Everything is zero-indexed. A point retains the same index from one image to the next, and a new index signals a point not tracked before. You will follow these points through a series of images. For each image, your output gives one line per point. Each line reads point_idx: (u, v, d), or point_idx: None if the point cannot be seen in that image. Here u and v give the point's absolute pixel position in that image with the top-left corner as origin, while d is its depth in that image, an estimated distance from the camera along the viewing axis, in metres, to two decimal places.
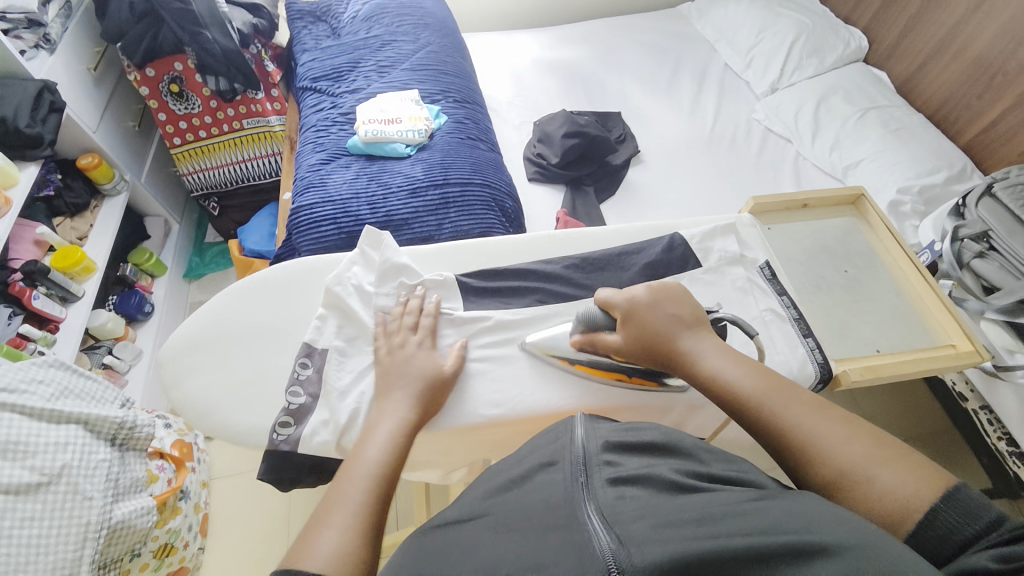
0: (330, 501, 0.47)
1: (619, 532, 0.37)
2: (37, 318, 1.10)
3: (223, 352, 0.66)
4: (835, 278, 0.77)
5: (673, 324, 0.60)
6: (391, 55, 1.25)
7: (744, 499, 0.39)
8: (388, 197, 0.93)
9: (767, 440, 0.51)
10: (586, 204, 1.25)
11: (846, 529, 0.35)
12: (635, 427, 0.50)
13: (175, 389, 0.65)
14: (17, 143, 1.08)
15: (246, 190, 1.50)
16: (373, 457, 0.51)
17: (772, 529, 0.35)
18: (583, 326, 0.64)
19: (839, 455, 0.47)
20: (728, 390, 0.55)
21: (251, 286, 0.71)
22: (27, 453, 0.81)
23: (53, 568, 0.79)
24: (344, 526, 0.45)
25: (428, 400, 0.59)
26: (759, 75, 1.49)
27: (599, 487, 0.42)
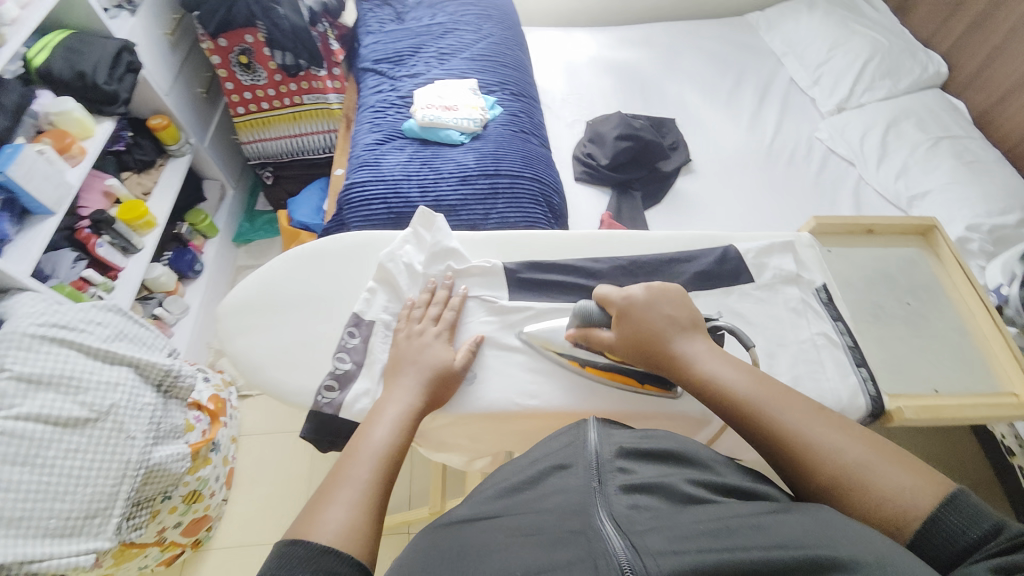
0: (337, 477, 0.49)
1: (634, 541, 0.37)
2: (100, 265, 1.17)
3: (276, 313, 0.69)
4: (895, 309, 0.73)
5: (669, 326, 0.58)
6: (453, 43, 1.26)
7: (755, 514, 0.40)
8: (439, 182, 0.94)
9: (763, 441, 0.51)
10: (631, 208, 1.23)
11: (854, 546, 0.36)
12: (653, 435, 0.51)
13: (229, 342, 0.68)
14: (94, 98, 1.13)
15: (300, 164, 1.55)
16: (383, 438, 0.53)
17: (780, 544, 0.36)
18: (578, 320, 0.62)
19: (839, 459, 0.47)
20: (725, 394, 0.54)
21: (301, 256, 0.73)
22: (79, 388, 0.87)
23: (90, 500, 0.84)
24: (352, 502, 0.47)
25: (439, 391, 0.59)
26: (826, 92, 1.43)
27: (614, 494, 0.43)
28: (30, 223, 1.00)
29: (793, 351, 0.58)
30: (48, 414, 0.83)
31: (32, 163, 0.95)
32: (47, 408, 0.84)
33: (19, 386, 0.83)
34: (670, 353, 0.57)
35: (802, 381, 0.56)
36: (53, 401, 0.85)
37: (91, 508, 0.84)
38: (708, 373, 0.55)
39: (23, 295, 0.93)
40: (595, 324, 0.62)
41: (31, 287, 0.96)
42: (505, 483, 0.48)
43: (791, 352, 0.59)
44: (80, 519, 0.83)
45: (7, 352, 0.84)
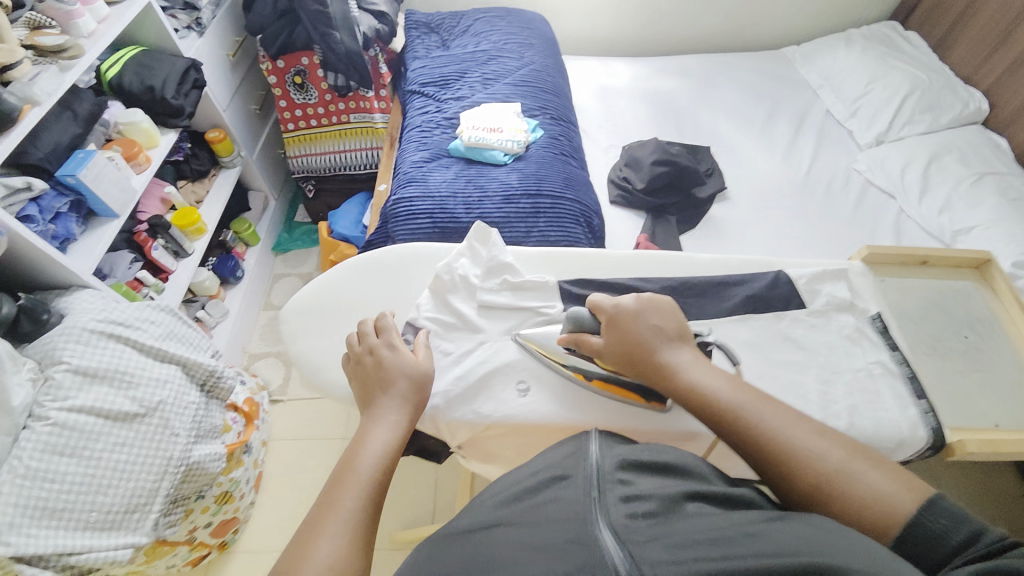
0: (326, 508, 0.48)
1: (634, 553, 0.37)
2: (153, 266, 1.23)
3: (340, 317, 0.72)
4: (953, 342, 0.72)
5: (655, 335, 0.58)
6: (497, 69, 1.32)
7: (755, 521, 0.39)
8: (483, 200, 0.97)
9: (745, 450, 0.50)
10: (665, 232, 1.25)
11: (857, 556, 0.34)
12: (648, 446, 0.50)
13: (292, 343, 0.71)
14: (162, 111, 1.21)
15: (342, 178, 1.60)
16: (366, 465, 0.52)
17: (786, 553, 0.35)
18: (570, 325, 0.64)
19: (819, 462, 0.47)
20: (709, 401, 0.53)
21: (360, 266, 0.77)
22: (132, 383, 0.89)
23: (133, 494, 0.86)
24: (336, 534, 0.46)
25: (416, 411, 0.59)
26: (863, 125, 1.44)
27: (612, 503, 0.42)
28: (95, 223, 1.06)
29: (849, 378, 0.59)
30: (100, 407, 0.85)
31: (102, 168, 1.01)
32: (100, 400, 0.85)
33: (75, 379, 0.84)
34: (656, 361, 0.57)
35: (859, 411, 0.56)
36: (106, 394, 0.86)
37: (131, 502, 0.85)
38: (692, 380, 0.55)
39: (83, 292, 0.96)
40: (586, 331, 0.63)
41: (91, 285, 1.00)
42: (503, 492, 0.47)
43: (847, 379, 0.59)
44: (121, 512, 0.84)
45: (67, 345, 0.86)
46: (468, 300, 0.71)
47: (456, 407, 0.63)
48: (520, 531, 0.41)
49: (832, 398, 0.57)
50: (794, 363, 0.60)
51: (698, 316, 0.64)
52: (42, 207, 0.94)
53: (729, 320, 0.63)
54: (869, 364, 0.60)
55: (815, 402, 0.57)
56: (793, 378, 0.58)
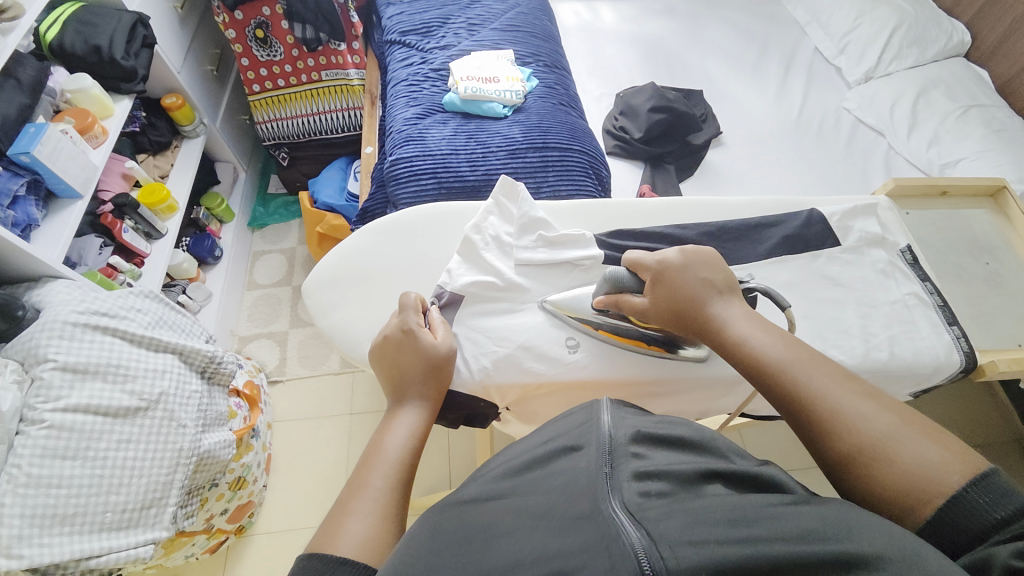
0: (353, 487, 0.47)
1: (652, 533, 0.30)
2: (125, 250, 1.13)
3: (365, 286, 0.69)
4: (975, 268, 0.81)
5: (704, 289, 0.56)
6: (482, 13, 1.22)
7: (776, 502, 0.33)
8: (487, 156, 0.93)
9: (783, 407, 0.47)
10: (666, 181, 1.22)
11: (889, 535, 0.31)
12: (665, 420, 0.42)
13: (323, 318, 0.68)
14: (112, 74, 1.07)
15: (319, 143, 1.49)
16: (395, 447, 0.50)
17: (814, 535, 0.30)
18: (608, 286, 0.61)
19: (864, 426, 0.42)
20: (748, 355, 0.51)
21: (381, 231, 0.73)
22: (128, 376, 0.83)
23: (146, 490, 0.81)
24: (368, 511, 0.44)
25: (438, 396, 0.57)
26: (853, 62, 1.42)
27: (625, 480, 0.35)
28: (56, 206, 0.95)
29: (885, 310, 0.61)
30: (97, 404, 0.79)
31: (58, 142, 0.90)
32: (96, 397, 0.79)
33: (64, 376, 0.78)
34: (697, 312, 0.55)
35: (898, 341, 0.59)
36: (102, 390, 0.80)
37: (146, 498, 0.81)
38: (733, 333, 0.52)
39: (56, 283, 0.88)
40: (625, 289, 0.60)
41: (65, 274, 0.91)
42: (502, 465, 0.42)
43: (883, 312, 0.61)
44: (137, 509, 0.80)
45: (50, 341, 0.79)
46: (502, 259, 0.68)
47: (500, 371, 0.61)
48: (524, 502, 0.36)
49: (872, 330, 0.59)
50: (832, 301, 0.61)
51: (737, 261, 0.64)
52: None
53: (767, 263, 0.64)
54: (902, 296, 0.62)
55: (857, 335, 0.59)
56: (834, 314, 0.60)
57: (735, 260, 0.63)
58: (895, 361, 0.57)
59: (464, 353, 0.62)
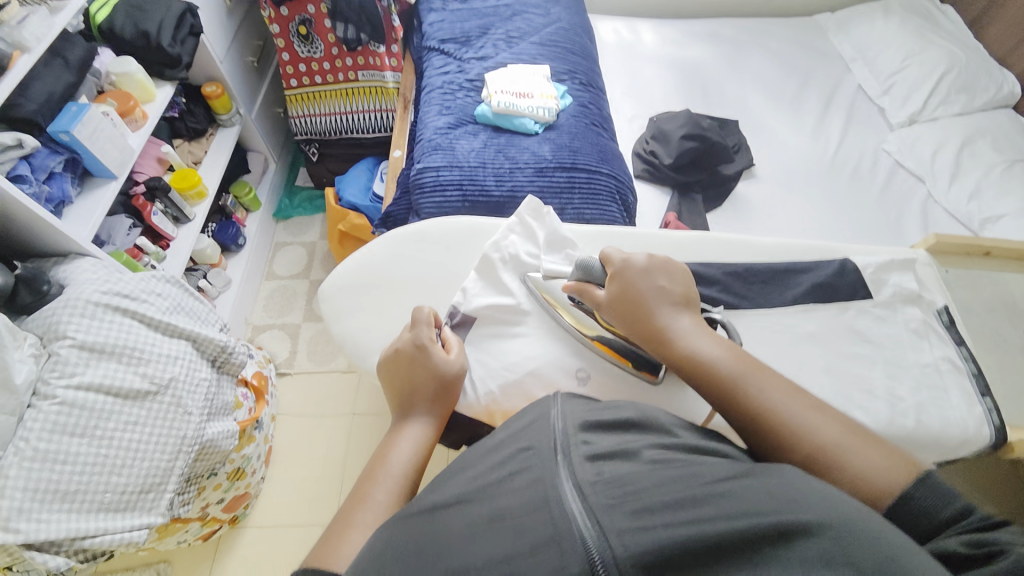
0: (356, 500, 0.47)
1: (601, 521, 0.33)
2: (153, 233, 1.15)
3: (380, 295, 0.68)
4: (1012, 337, 0.80)
5: (655, 296, 0.55)
6: (521, 27, 1.22)
7: (721, 479, 0.37)
8: (515, 172, 0.92)
9: (732, 414, 0.49)
10: (691, 210, 1.20)
11: (825, 505, 0.33)
12: (609, 406, 0.48)
13: (337, 323, 0.67)
14: (157, 61, 1.10)
15: (348, 142, 1.51)
16: (400, 463, 0.50)
17: (752, 511, 0.33)
18: (577, 272, 0.62)
19: (815, 437, 0.45)
20: (708, 368, 0.51)
21: (404, 240, 0.72)
22: (142, 359, 0.84)
23: (146, 474, 0.82)
24: (368, 528, 0.44)
25: (445, 413, 0.56)
26: (897, 103, 1.38)
27: (577, 465, 0.39)
28: (90, 184, 0.98)
29: (916, 373, 0.58)
30: (110, 384, 0.80)
31: (98, 123, 0.92)
32: (109, 377, 0.80)
33: (80, 355, 0.79)
34: (654, 322, 0.54)
35: (927, 408, 0.55)
36: (115, 371, 0.81)
37: (146, 482, 0.82)
38: (688, 345, 0.52)
39: (82, 260, 0.90)
40: (592, 281, 0.62)
41: (91, 252, 0.93)
42: (470, 471, 0.43)
43: (915, 375, 0.58)
44: (136, 493, 0.81)
45: (70, 318, 0.80)
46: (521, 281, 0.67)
47: (508, 397, 0.60)
48: (493, 503, 0.37)
49: (902, 394, 0.56)
50: (862, 357, 0.59)
51: (764, 307, 0.62)
52: (34, 166, 0.86)
53: (794, 311, 0.61)
54: (935, 360, 0.59)
55: (883, 397, 0.56)
56: (863, 372, 0.58)
57: (761, 306, 0.61)
58: (923, 431, 0.54)
59: (473, 375, 0.61)
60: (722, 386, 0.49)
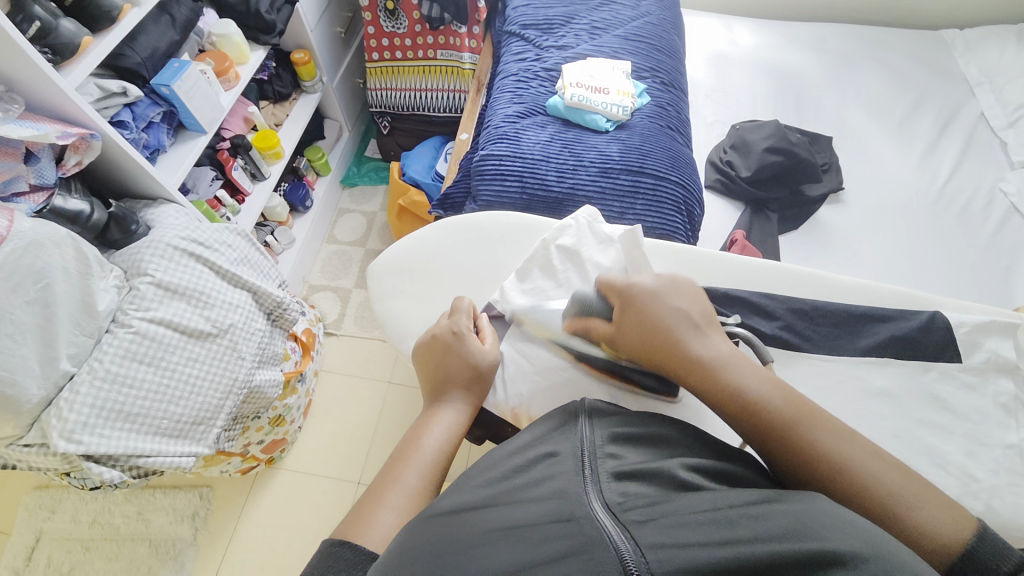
0: (387, 480, 0.47)
1: (633, 537, 0.33)
2: (232, 187, 1.23)
3: (425, 281, 0.69)
4: None
5: (678, 321, 0.52)
6: (608, 17, 1.17)
7: (750, 500, 0.35)
8: (578, 169, 0.90)
9: (786, 456, 0.43)
10: (763, 230, 1.11)
11: (857, 536, 0.31)
12: (637, 419, 0.48)
13: (379, 303, 0.69)
14: (254, 25, 1.17)
15: (418, 119, 1.53)
16: (431, 447, 0.50)
17: (783, 536, 0.31)
18: (576, 310, 0.59)
19: (877, 480, 0.41)
20: (756, 402, 0.46)
21: (454, 229, 0.72)
22: (207, 304, 0.91)
23: (199, 408, 0.89)
24: (399, 509, 0.45)
25: (479, 400, 0.57)
26: (1021, 139, 1.21)
27: (604, 481, 0.39)
28: (183, 137, 1.06)
29: (996, 454, 0.51)
30: (177, 322, 0.87)
31: (195, 81, 0.99)
32: (177, 316, 0.88)
33: (156, 292, 0.87)
34: (688, 352, 0.50)
35: (1002, 495, 0.49)
36: (183, 311, 0.89)
37: (198, 415, 0.89)
38: (733, 378, 0.47)
39: (168, 206, 0.98)
40: (595, 315, 0.58)
41: (176, 199, 1.01)
42: (490, 471, 0.43)
43: (995, 455, 0.51)
44: (188, 423, 0.88)
45: (152, 258, 0.88)
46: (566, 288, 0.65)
47: (534, 402, 0.59)
48: (515, 511, 0.37)
49: (975, 474, 0.50)
50: (936, 427, 0.52)
51: (828, 352, 0.57)
52: (136, 114, 0.94)
53: (862, 362, 0.56)
54: (1023, 442, 0.52)
55: (953, 476, 0.50)
56: (933, 443, 0.51)
57: (823, 352, 0.56)
58: (991, 520, 0.48)
59: (504, 374, 0.60)
60: (775, 424, 0.44)
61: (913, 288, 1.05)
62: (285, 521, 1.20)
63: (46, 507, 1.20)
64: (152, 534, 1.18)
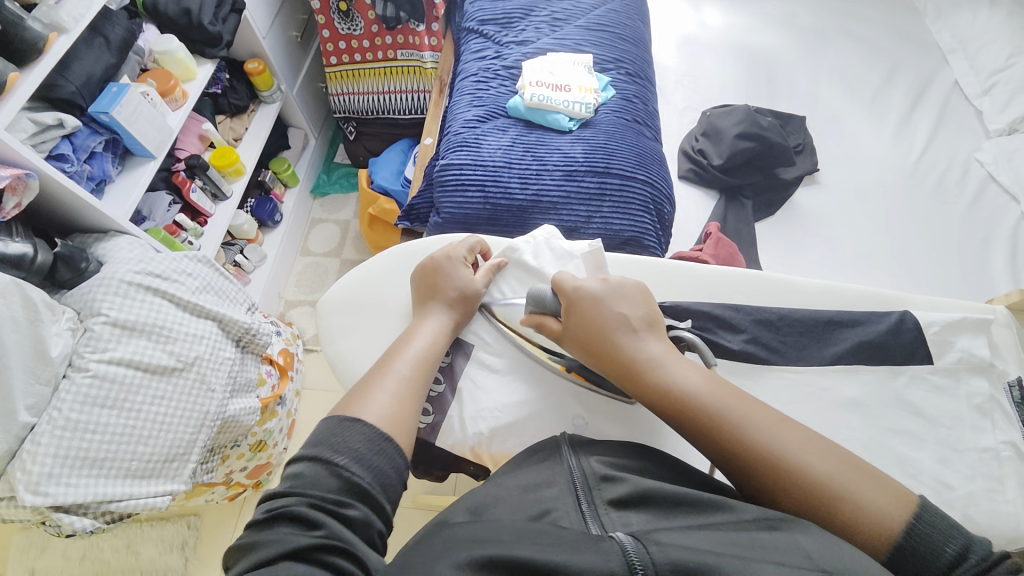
0: (381, 369, 0.53)
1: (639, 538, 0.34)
2: (191, 210, 1.19)
3: (379, 313, 0.67)
4: None
5: (615, 321, 0.52)
6: (568, 8, 1.12)
7: (748, 528, 0.36)
8: (542, 174, 0.87)
9: (722, 455, 0.44)
10: (739, 219, 1.09)
11: (851, 565, 0.33)
12: (629, 448, 0.48)
13: (331, 343, 0.66)
14: (199, 39, 1.11)
15: (384, 122, 1.48)
16: (420, 345, 0.56)
17: (790, 560, 0.32)
18: (533, 303, 0.59)
19: (811, 472, 0.41)
20: (687, 402, 0.46)
21: (404, 256, 0.70)
22: (169, 337, 0.88)
23: (171, 445, 0.87)
24: (393, 390, 0.51)
25: (466, 315, 0.61)
26: (996, 106, 1.18)
27: (603, 512, 0.40)
28: (131, 164, 1.01)
29: (971, 460, 0.50)
30: (139, 360, 0.84)
31: (137, 104, 0.95)
32: (138, 353, 0.85)
33: (112, 331, 0.84)
34: (622, 353, 0.51)
35: (978, 502, 0.48)
36: (144, 347, 0.86)
37: (170, 453, 0.87)
38: (664, 378, 0.48)
39: (120, 238, 0.94)
40: (546, 312, 0.58)
41: (129, 230, 0.97)
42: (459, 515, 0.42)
43: (969, 461, 0.50)
44: (160, 462, 0.86)
45: (105, 296, 0.85)
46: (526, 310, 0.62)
47: (497, 435, 0.57)
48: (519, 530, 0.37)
49: (950, 482, 0.49)
50: (909, 435, 0.51)
51: (799, 363, 0.55)
52: (76, 146, 0.89)
53: (833, 371, 0.54)
54: (999, 445, 0.51)
55: (927, 486, 0.49)
56: (905, 453, 0.50)
57: (793, 364, 0.54)
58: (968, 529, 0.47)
59: (464, 412, 0.58)
60: (703, 419, 0.45)
61: (895, 269, 1.03)
62: None
63: (35, 546, 1.18)
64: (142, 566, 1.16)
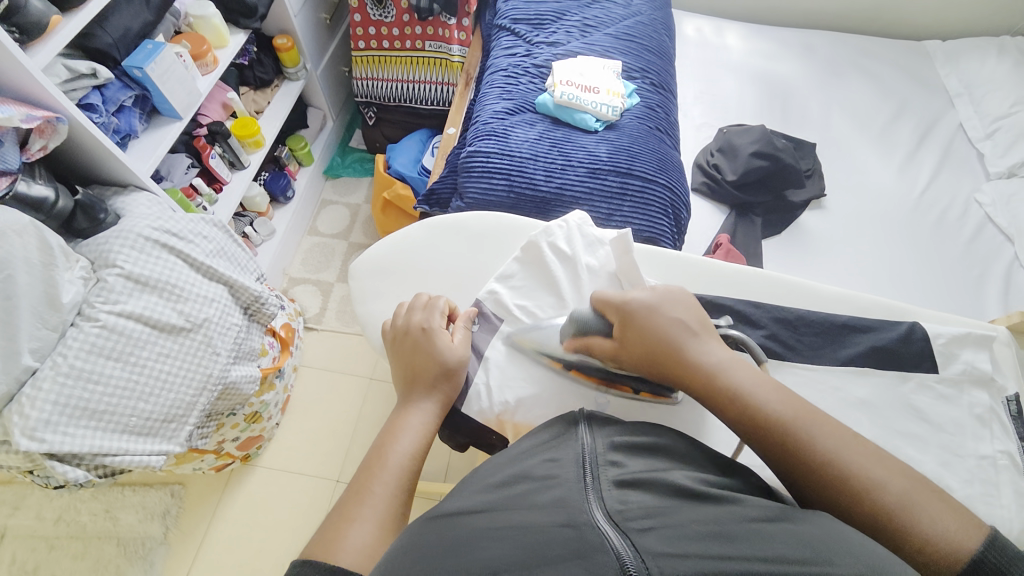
0: (355, 493, 0.45)
1: (635, 541, 0.33)
2: (208, 175, 1.20)
3: (407, 283, 0.68)
4: None
5: (679, 328, 0.52)
6: (600, 15, 1.16)
7: (752, 518, 0.35)
8: (566, 169, 0.89)
9: (790, 463, 0.44)
10: (748, 234, 1.13)
11: (857, 557, 0.31)
12: (637, 429, 0.47)
13: (361, 304, 0.68)
14: (234, 8, 1.13)
15: (406, 111, 1.49)
16: (402, 452, 0.48)
17: (789, 557, 0.31)
18: (574, 327, 0.58)
19: (884, 486, 0.42)
20: (758, 410, 0.46)
21: (439, 229, 0.72)
22: (180, 297, 0.88)
23: (171, 405, 0.86)
24: (374, 519, 0.43)
25: (451, 397, 0.55)
26: (997, 151, 1.24)
27: (605, 487, 0.39)
28: (157, 122, 1.02)
29: (969, 465, 0.53)
30: (148, 316, 0.84)
31: (170, 63, 0.95)
32: (149, 309, 0.84)
33: (125, 284, 0.83)
34: (688, 361, 0.51)
35: (974, 505, 0.51)
36: (155, 304, 0.85)
37: (169, 413, 0.86)
38: (734, 385, 0.48)
39: (140, 195, 0.94)
40: (592, 331, 0.58)
41: (149, 187, 0.97)
42: (491, 477, 0.43)
43: (967, 466, 0.53)
44: (159, 420, 0.85)
45: (122, 249, 0.85)
46: (548, 292, 0.64)
47: (516, 409, 0.58)
48: (523, 515, 0.37)
49: (949, 484, 0.52)
50: (913, 437, 0.54)
51: (810, 362, 0.58)
52: (106, 97, 0.90)
53: (843, 372, 0.57)
54: (995, 453, 0.54)
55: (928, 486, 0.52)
56: (910, 454, 0.53)
57: (806, 362, 0.57)
58: None
59: (487, 383, 0.59)
60: (774, 426, 0.45)
61: (894, 296, 1.07)
62: (260, 522, 1.17)
63: (8, 503, 1.15)
64: (121, 532, 1.14)
